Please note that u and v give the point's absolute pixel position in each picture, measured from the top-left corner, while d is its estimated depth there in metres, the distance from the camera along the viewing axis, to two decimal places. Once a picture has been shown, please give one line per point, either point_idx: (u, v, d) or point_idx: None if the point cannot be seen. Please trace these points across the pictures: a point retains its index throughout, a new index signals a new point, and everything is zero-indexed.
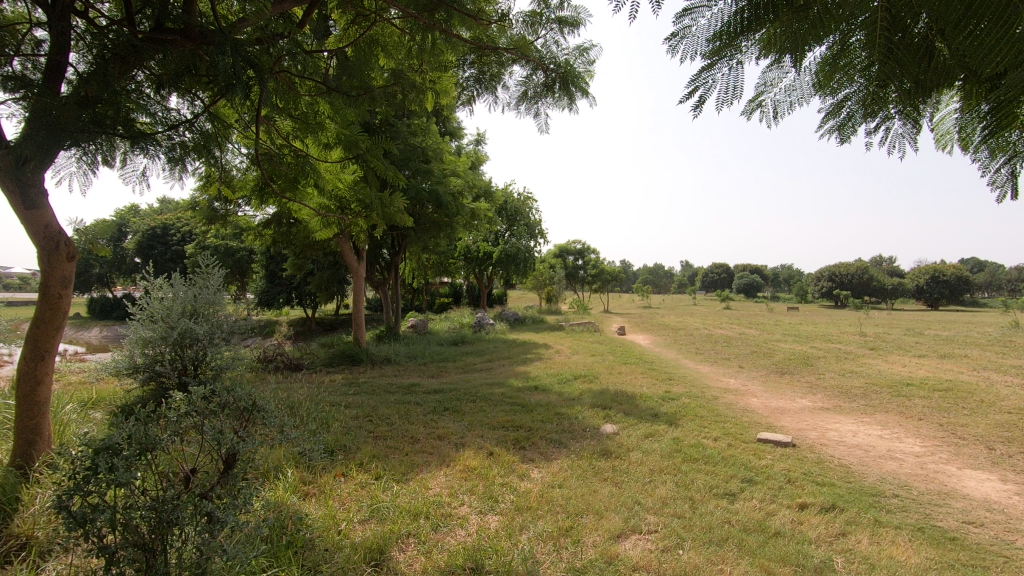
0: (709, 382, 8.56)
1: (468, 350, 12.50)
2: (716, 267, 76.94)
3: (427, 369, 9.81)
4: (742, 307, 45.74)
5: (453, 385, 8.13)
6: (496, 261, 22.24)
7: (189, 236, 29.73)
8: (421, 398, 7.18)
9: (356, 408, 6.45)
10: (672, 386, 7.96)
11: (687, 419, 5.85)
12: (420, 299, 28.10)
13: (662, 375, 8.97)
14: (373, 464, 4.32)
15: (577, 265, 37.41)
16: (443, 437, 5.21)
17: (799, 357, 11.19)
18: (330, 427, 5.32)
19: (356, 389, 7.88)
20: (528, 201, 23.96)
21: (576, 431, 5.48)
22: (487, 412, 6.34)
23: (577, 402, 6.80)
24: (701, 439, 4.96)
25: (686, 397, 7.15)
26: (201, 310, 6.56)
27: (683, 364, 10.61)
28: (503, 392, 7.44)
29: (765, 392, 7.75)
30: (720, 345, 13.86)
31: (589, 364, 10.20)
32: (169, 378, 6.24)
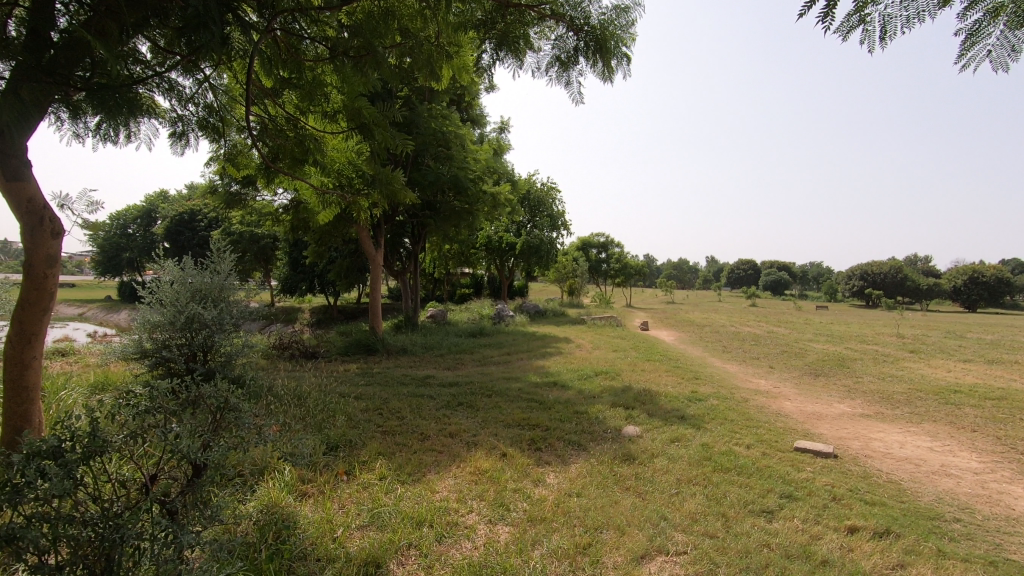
0: (738, 382, 8.12)
1: (486, 342, 12.24)
2: (742, 263, 75.39)
3: (444, 360, 9.56)
4: (770, 305, 44.60)
5: (469, 378, 7.85)
6: (519, 252, 21.92)
7: (216, 222, 30.05)
8: (435, 391, 6.92)
9: (367, 400, 6.21)
10: (699, 386, 7.56)
11: (715, 422, 5.46)
12: (440, 290, 27.96)
13: (688, 374, 8.55)
14: (378, 462, 4.05)
15: (600, 258, 36.88)
16: (454, 435, 4.92)
17: (834, 358, 10.64)
18: (337, 420, 5.08)
19: (369, 380, 7.66)
20: (552, 191, 23.56)
21: (597, 431, 5.14)
22: (503, 408, 6.05)
23: (598, 401, 6.45)
24: (732, 446, 4.57)
25: (714, 399, 6.74)
26: (211, 295, 6.38)
27: (710, 362, 10.17)
28: (520, 388, 7.12)
29: (799, 395, 7.31)
30: (748, 344, 13.34)
31: (611, 359, 9.84)
32: (177, 364, 6.08)
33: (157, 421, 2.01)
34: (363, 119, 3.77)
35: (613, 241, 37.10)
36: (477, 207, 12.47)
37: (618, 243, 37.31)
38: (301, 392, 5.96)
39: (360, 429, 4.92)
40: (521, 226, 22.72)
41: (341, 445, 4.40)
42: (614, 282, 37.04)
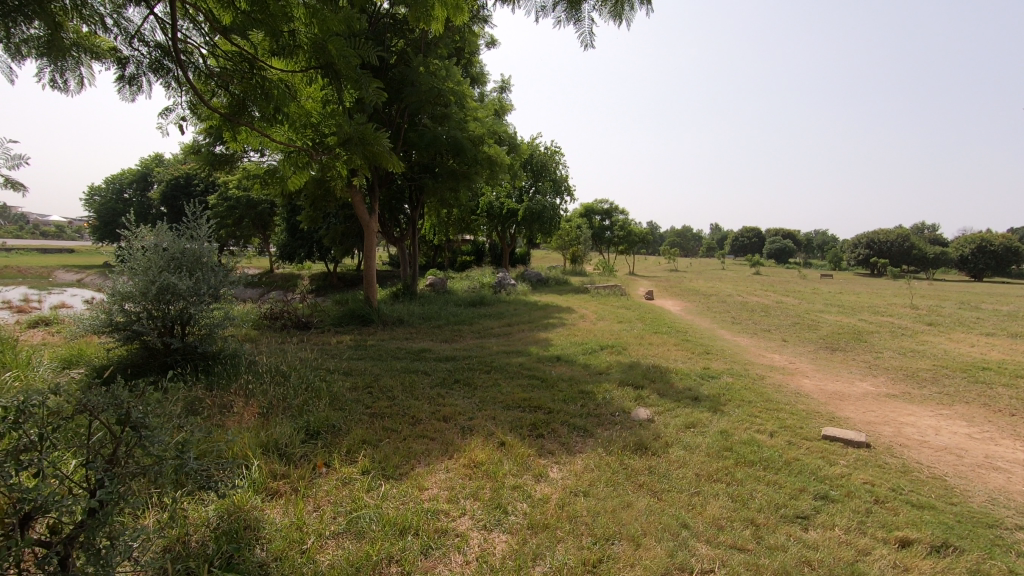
0: (752, 358, 7.69)
1: (487, 312, 11.81)
2: (746, 232, 74.55)
3: (441, 332, 9.13)
4: (775, 274, 44.12)
5: (467, 352, 7.41)
6: (521, 218, 21.30)
7: (213, 187, 29.49)
8: (430, 367, 6.51)
9: (358, 377, 5.80)
10: (711, 362, 7.13)
11: (732, 405, 5.05)
12: (441, 257, 27.48)
13: (698, 348, 8.12)
14: (362, 453, 3.64)
15: (604, 225, 36.23)
16: (449, 419, 4.50)
17: (849, 331, 10.20)
18: (323, 402, 4.69)
19: (362, 354, 7.25)
20: (556, 155, 22.77)
21: (604, 415, 4.72)
22: (501, 387, 5.64)
23: (604, 378, 6.04)
24: (754, 434, 4.15)
25: (728, 376, 6.31)
26: (186, 264, 5.91)
27: (719, 335, 9.74)
28: (521, 364, 6.69)
29: (818, 372, 6.87)
30: (758, 315, 12.89)
31: (616, 332, 9.42)
32: (151, 339, 5.59)
33: (33, 445, 1.71)
34: (331, 56, 3.23)
35: (618, 208, 36.41)
36: (476, 170, 11.86)
37: (622, 210, 36.62)
38: (285, 368, 5.55)
39: (347, 412, 4.52)
40: (524, 191, 22.03)
41: (325, 430, 4.02)
42: (618, 249, 36.50)
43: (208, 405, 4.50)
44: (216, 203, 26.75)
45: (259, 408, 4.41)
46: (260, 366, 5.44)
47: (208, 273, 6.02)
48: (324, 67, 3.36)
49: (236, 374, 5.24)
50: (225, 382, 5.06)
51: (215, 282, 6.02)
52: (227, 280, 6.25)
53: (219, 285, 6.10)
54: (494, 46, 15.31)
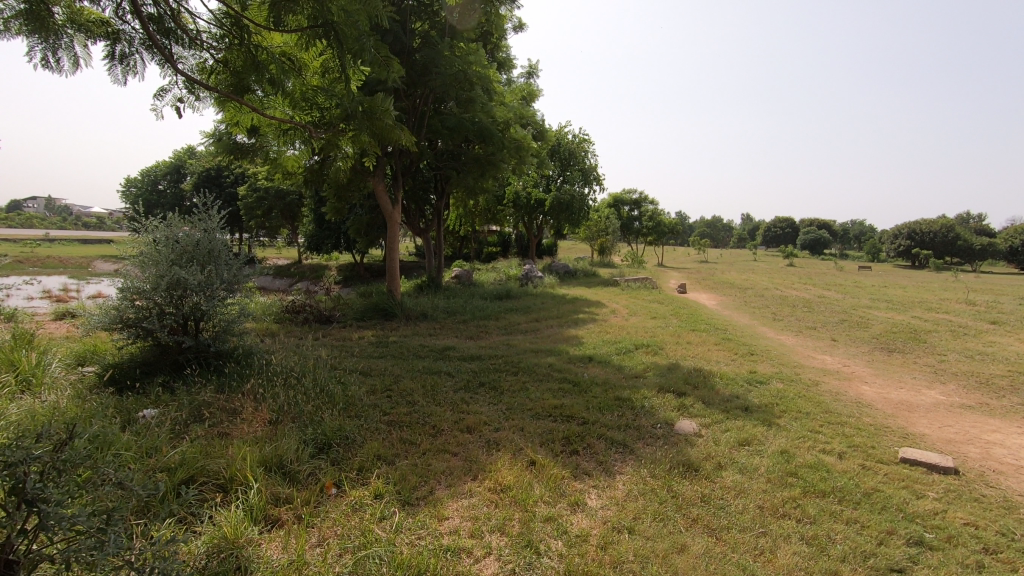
0: (801, 359, 7.09)
1: (513, 306, 11.39)
2: (779, 222, 72.37)
3: (466, 328, 8.75)
4: (811, 266, 42.67)
5: (492, 351, 7.00)
6: (548, 208, 20.77)
7: (243, 177, 29.82)
8: (454, 367, 6.13)
9: (377, 379, 5.45)
10: (757, 364, 6.57)
11: (788, 417, 4.52)
12: (466, 248, 27.17)
13: (741, 348, 7.54)
14: (376, 472, 3.26)
15: (633, 216, 35.46)
16: (472, 429, 4.11)
17: (903, 330, 9.44)
18: (338, 409, 4.34)
19: (383, 352, 6.91)
20: (585, 143, 22.09)
21: (643, 427, 4.26)
22: (530, 391, 5.22)
23: (641, 382, 5.56)
24: (819, 455, 3.63)
25: (778, 382, 5.76)
26: (199, 258, 5.62)
27: (761, 333, 9.12)
28: (550, 365, 6.25)
29: (878, 377, 6.25)
30: (801, 311, 12.16)
31: (650, 328, 8.90)
32: (160, 337, 5.31)
33: None
34: (332, 17, 3.07)
35: (647, 198, 35.57)
36: (500, 158, 11.39)
37: (652, 200, 35.77)
38: (301, 368, 5.24)
39: (364, 421, 4.16)
40: (551, 180, 21.47)
41: (337, 442, 3.67)
42: (646, 240, 35.66)
43: (216, 411, 4.20)
44: (246, 194, 26.98)
45: (269, 416, 4.10)
46: (275, 367, 5.13)
47: (222, 267, 5.72)
48: (325, 27, 3.18)
49: (250, 375, 4.93)
50: (236, 385, 4.76)
51: (230, 275, 5.72)
52: (243, 273, 5.95)
53: (234, 280, 5.80)
54: (521, 31, 14.78)
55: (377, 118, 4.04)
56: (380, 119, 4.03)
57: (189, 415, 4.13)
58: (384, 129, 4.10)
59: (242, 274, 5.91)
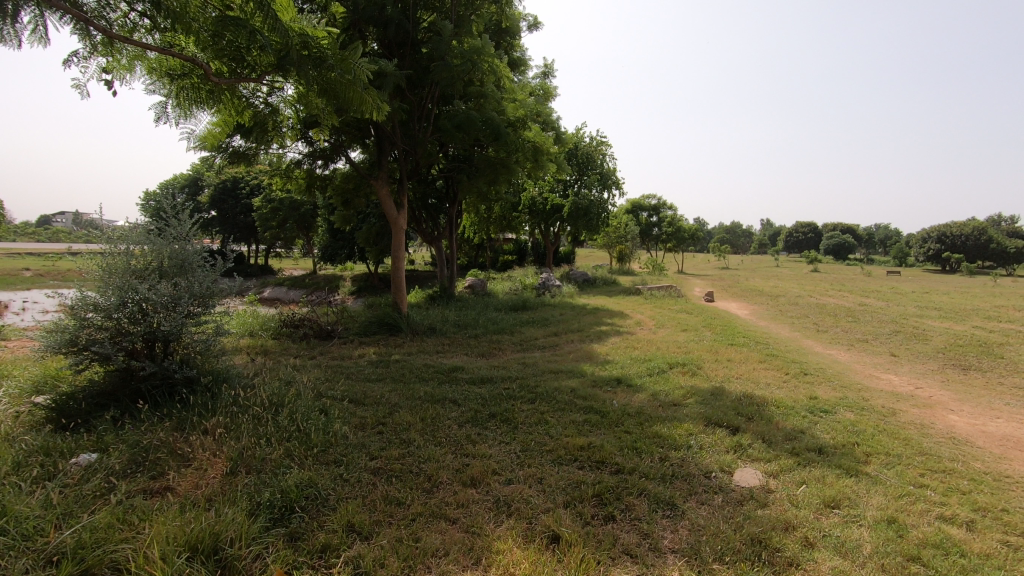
0: (863, 381, 6.12)
1: (531, 318, 10.55)
2: (801, 228, 70.66)
3: (478, 343, 7.92)
4: (838, 271, 41.22)
5: (505, 372, 6.15)
6: (565, 215, 19.94)
7: (258, 189, 29.66)
8: (460, 393, 5.29)
9: (369, 410, 4.63)
10: (816, 388, 5.63)
11: (879, 462, 3.60)
12: (482, 256, 26.50)
13: (790, 366, 6.59)
14: (343, 556, 2.44)
15: (651, 222, 34.61)
16: (478, 483, 3.26)
17: (969, 343, 8.38)
18: (313, 454, 3.53)
19: (382, 374, 6.09)
20: (603, 146, 21.22)
21: (695, 478, 3.38)
22: (549, 426, 4.35)
23: (682, 412, 4.66)
24: (941, 525, 2.74)
25: (848, 412, 4.82)
26: (167, 271, 4.89)
27: (808, 347, 8.15)
28: (573, 389, 5.37)
29: (964, 404, 5.27)
30: (845, 321, 11.12)
31: (683, 343, 7.99)
32: (118, 364, 4.56)
33: None
34: None
35: (666, 203, 34.60)
36: (516, 159, 10.33)
37: (670, 205, 34.83)
38: (279, 396, 4.46)
39: (342, 471, 3.35)
40: (568, 185, 20.60)
41: (302, 504, 2.88)
42: (666, 247, 34.64)
43: (165, 459, 3.43)
44: (260, 205, 26.77)
45: (227, 465, 3.32)
46: (247, 396, 4.36)
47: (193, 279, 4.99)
48: None
49: (217, 407, 4.16)
50: (200, 422, 3.99)
51: (205, 289, 4.99)
52: (220, 285, 5.22)
53: (210, 294, 5.06)
54: (536, 29, 14.00)
55: (326, 67, 3.59)
56: (330, 70, 3.58)
57: (133, 463, 3.37)
58: (340, 84, 3.66)
59: (219, 288, 5.18)
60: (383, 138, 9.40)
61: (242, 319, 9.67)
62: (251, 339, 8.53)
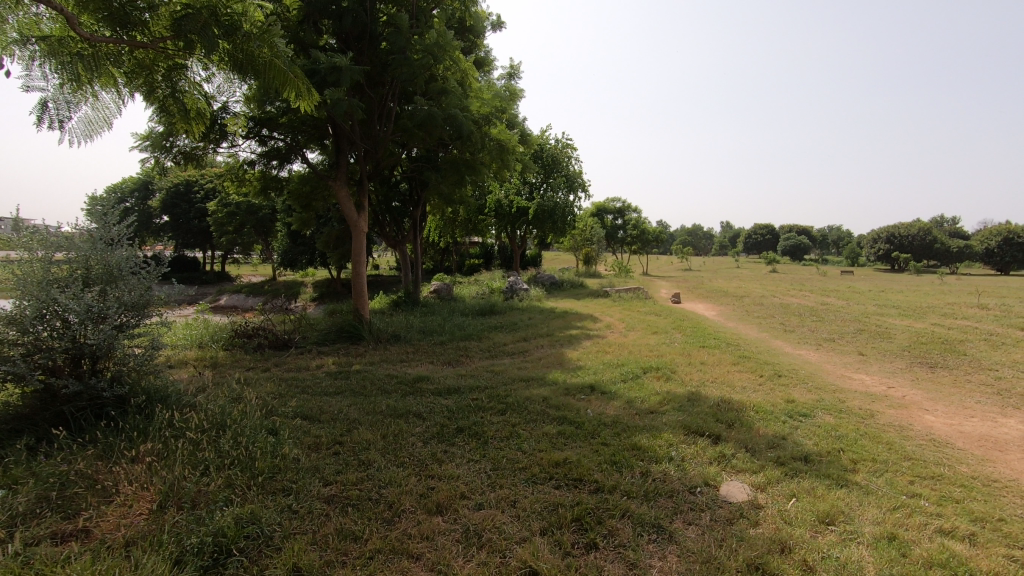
0: (837, 381, 6.05)
1: (499, 323, 10.24)
2: (759, 230, 72.64)
3: (445, 351, 7.57)
4: (796, 272, 42.38)
5: (474, 381, 5.83)
6: (531, 217, 19.73)
7: (213, 193, 28.50)
8: (426, 406, 4.94)
9: (325, 429, 4.24)
10: (792, 390, 5.50)
11: (867, 470, 3.44)
12: (448, 260, 26.06)
13: (764, 368, 6.48)
14: None
15: (616, 225, 34.87)
16: (444, 510, 2.94)
17: (931, 340, 8.50)
18: (258, 483, 3.15)
19: (341, 387, 5.68)
20: (569, 149, 21.15)
21: (680, 494, 3.14)
22: (522, 440, 4.06)
23: (660, 420, 4.44)
24: (943, 540, 2.56)
25: (828, 416, 4.69)
26: (93, 277, 4.39)
27: (778, 348, 8.10)
28: (545, 399, 5.09)
29: (938, 403, 5.22)
30: (810, 320, 11.22)
31: (655, 346, 7.83)
32: (36, 385, 4.03)
33: None
34: None
35: (630, 207, 34.91)
36: (481, 157, 10.01)
37: (634, 208, 35.17)
38: (224, 414, 4.04)
39: (290, 502, 2.98)
40: (534, 188, 20.44)
41: (241, 545, 2.50)
42: (631, 250, 34.90)
43: (83, 495, 2.98)
44: (215, 209, 25.69)
45: (154, 500, 2.91)
46: (186, 416, 3.91)
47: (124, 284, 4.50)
48: None
49: (150, 431, 3.72)
50: (130, 448, 3.52)
51: (138, 296, 4.50)
52: (156, 291, 4.74)
53: (144, 302, 4.57)
54: (500, 28, 13.77)
55: (241, 38, 3.74)
56: (246, 41, 3.75)
57: (42, 502, 2.92)
58: (257, 57, 3.84)
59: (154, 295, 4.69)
60: (340, 135, 8.97)
61: (191, 331, 9.05)
62: (199, 351, 7.94)
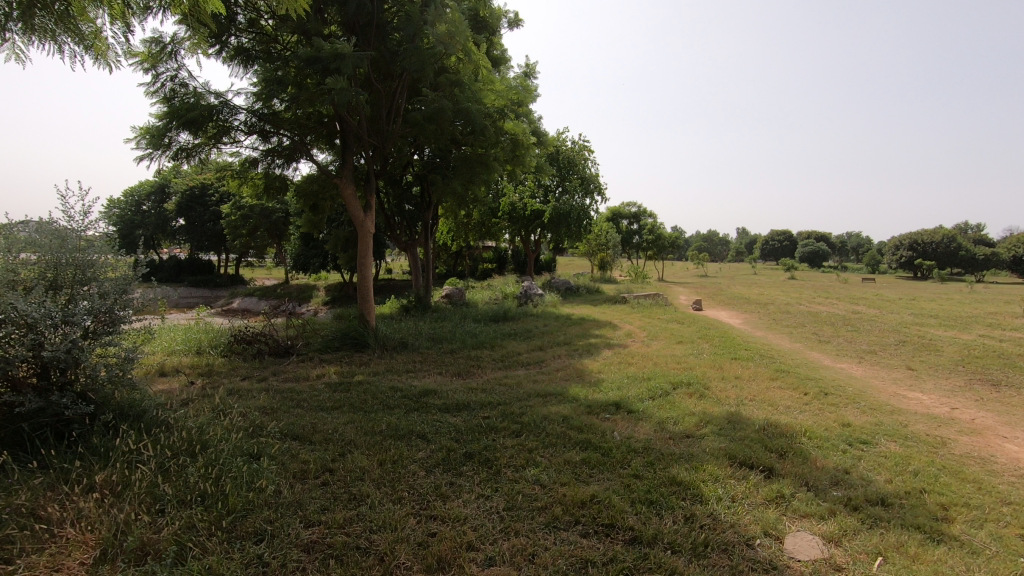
0: (892, 401, 5.40)
1: (513, 329, 9.70)
2: (777, 236, 71.25)
3: (455, 361, 7.03)
4: (815, 278, 41.35)
5: (485, 396, 5.27)
6: (546, 221, 19.16)
7: (227, 196, 28.34)
8: (431, 425, 4.40)
9: (315, 454, 3.72)
10: (844, 411, 4.88)
11: (962, 518, 2.83)
12: (460, 265, 25.61)
13: (807, 384, 5.84)
14: None
15: (632, 230, 34.22)
16: (446, 566, 2.40)
17: (984, 354, 7.79)
18: (225, 527, 2.64)
19: (339, 401, 5.17)
20: (585, 151, 20.59)
21: (735, 548, 2.57)
22: (542, 470, 3.49)
23: (700, 447, 3.84)
24: None
25: (893, 444, 4.07)
26: (61, 282, 3.91)
27: (817, 361, 7.44)
28: (565, 418, 4.53)
29: (1015, 429, 4.57)
30: (844, 330, 10.52)
31: (683, 358, 7.22)
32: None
33: None
34: None
35: (645, 211, 34.24)
36: (495, 154, 9.50)
37: (650, 213, 34.49)
38: (199, 434, 3.55)
39: (261, 552, 2.46)
40: (549, 191, 19.89)
41: None
42: (647, 255, 34.20)
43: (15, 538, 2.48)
44: (228, 212, 25.54)
45: (96, 548, 2.42)
46: (156, 440, 3.40)
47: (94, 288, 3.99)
48: None
49: (112, 456, 3.21)
50: (84, 479, 2.99)
51: (111, 297, 4.01)
52: (133, 292, 4.25)
53: (119, 303, 4.08)
54: (517, 25, 13.31)
55: None
56: None
57: None
58: None
59: (129, 298, 4.18)
60: (347, 131, 8.53)
61: (190, 336, 8.63)
62: (195, 358, 7.50)
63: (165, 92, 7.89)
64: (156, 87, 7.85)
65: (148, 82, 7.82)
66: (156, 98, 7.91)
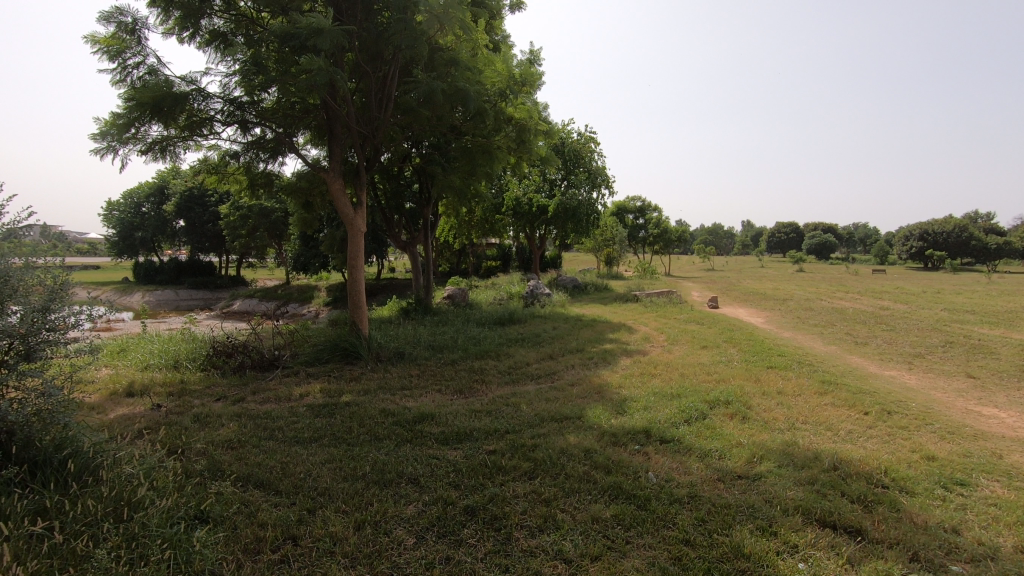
0: (968, 421, 4.60)
1: (520, 334, 8.91)
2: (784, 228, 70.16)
3: (456, 375, 6.24)
4: (825, 271, 40.31)
5: (490, 422, 4.50)
6: (551, 215, 18.32)
7: (225, 195, 27.58)
8: (424, 464, 3.62)
9: (279, 512, 2.96)
10: (920, 438, 4.07)
11: None
12: (463, 263, 24.87)
13: (864, 400, 5.03)
14: None
15: (637, 224, 33.37)
16: None
17: None
18: None
19: (319, 430, 4.40)
20: (592, 142, 19.74)
21: None
22: (565, 534, 2.72)
23: (758, 495, 3.06)
24: None
25: (998, 486, 3.28)
26: None
27: (862, 368, 6.63)
28: (587, 453, 3.75)
29: None
30: (879, 329, 9.69)
31: (712, 368, 6.41)
32: None
33: None
34: None
35: (651, 205, 33.33)
36: (499, 144, 8.70)
37: (655, 207, 33.61)
38: (128, 491, 2.79)
39: None
40: (554, 185, 19.06)
41: None
42: (653, 250, 33.33)
43: None
44: (226, 212, 24.83)
45: None
46: (72, 506, 2.63)
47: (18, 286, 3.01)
48: None
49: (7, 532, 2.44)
50: None
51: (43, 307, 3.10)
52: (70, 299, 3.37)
53: (59, 302, 3.20)
54: (519, 8, 12.49)
55: None
56: None
57: None
58: None
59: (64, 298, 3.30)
60: (334, 121, 7.76)
61: (168, 347, 7.90)
62: (169, 374, 6.73)
63: (132, 81, 7.10)
64: (122, 75, 7.07)
65: (113, 70, 7.04)
66: (122, 88, 7.13)
